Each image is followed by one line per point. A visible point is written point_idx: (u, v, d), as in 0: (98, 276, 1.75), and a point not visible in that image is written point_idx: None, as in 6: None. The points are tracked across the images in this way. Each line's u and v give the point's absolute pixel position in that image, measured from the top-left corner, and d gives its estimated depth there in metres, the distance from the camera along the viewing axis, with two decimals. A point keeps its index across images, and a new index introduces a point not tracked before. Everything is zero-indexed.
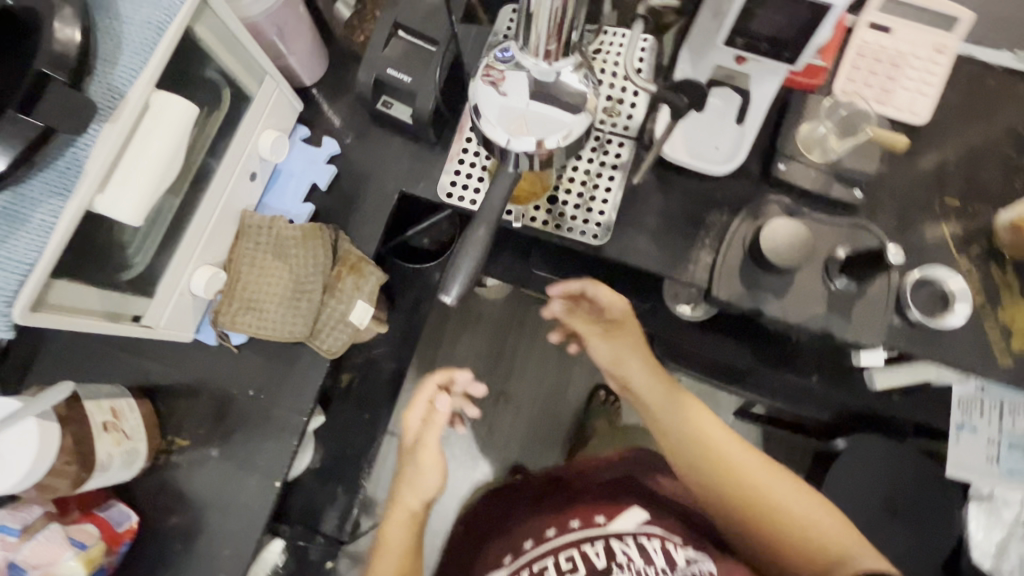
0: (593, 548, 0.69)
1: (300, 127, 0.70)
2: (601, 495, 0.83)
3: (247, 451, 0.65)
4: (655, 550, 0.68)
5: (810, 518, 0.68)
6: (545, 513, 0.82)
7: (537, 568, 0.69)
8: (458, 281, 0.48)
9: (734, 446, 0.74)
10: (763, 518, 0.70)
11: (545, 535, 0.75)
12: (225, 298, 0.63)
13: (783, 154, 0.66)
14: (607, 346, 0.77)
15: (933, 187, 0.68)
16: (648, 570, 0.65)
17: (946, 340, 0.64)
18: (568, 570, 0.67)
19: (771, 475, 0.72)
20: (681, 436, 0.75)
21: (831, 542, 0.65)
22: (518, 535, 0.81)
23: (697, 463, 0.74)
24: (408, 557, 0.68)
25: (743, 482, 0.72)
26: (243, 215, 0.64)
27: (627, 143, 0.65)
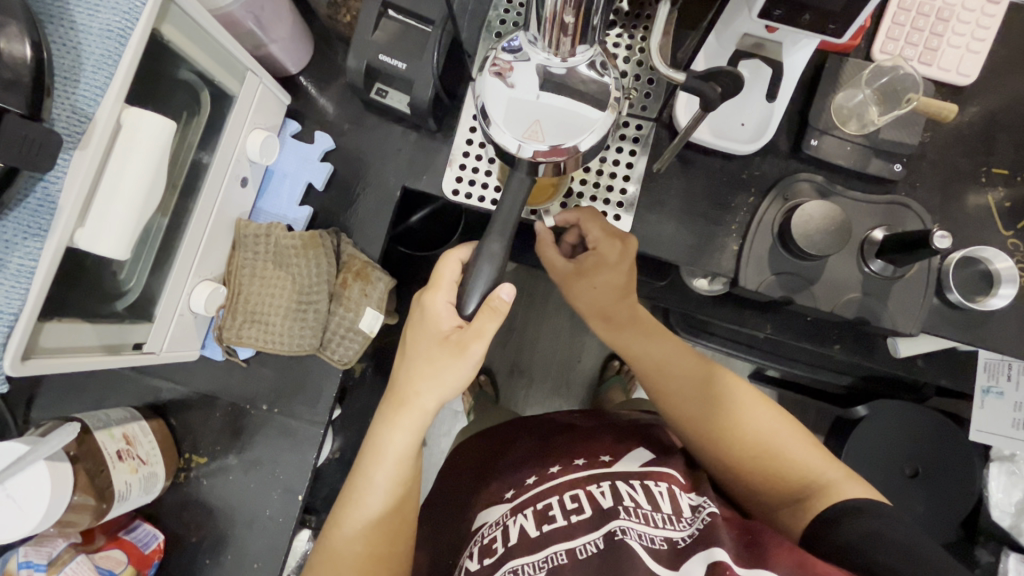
0: (600, 488, 0.58)
1: (290, 123, 0.65)
2: (592, 433, 0.72)
3: (266, 465, 0.64)
4: (662, 494, 0.57)
5: (789, 445, 0.59)
6: (521, 457, 0.71)
7: (539, 507, 0.58)
8: (473, 299, 0.50)
9: (722, 378, 0.63)
10: (748, 460, 0.59)
11: (523, 484, 0.64)
12: (228, 313, 0.60)
13: (815, 128, 0.60)
14: (585, 287, 0.64)
15: (979, 154, 0.62)
16: (658, 518, 0.54)
17: (988, 322, 0.60)
18: (573, 512, 0.56)
19: (760, 405, 0.61)
20: (680, 370, 0.64)
21: (810, 470, 0.56)
22: (489, 488, 0.67)
23: (688, 408, 0.62)
24: (407, 463, 0.56)
25: (734, 425, 0.59)
26: (238, 224, 0.61)
27: (646, 125, 0.61)
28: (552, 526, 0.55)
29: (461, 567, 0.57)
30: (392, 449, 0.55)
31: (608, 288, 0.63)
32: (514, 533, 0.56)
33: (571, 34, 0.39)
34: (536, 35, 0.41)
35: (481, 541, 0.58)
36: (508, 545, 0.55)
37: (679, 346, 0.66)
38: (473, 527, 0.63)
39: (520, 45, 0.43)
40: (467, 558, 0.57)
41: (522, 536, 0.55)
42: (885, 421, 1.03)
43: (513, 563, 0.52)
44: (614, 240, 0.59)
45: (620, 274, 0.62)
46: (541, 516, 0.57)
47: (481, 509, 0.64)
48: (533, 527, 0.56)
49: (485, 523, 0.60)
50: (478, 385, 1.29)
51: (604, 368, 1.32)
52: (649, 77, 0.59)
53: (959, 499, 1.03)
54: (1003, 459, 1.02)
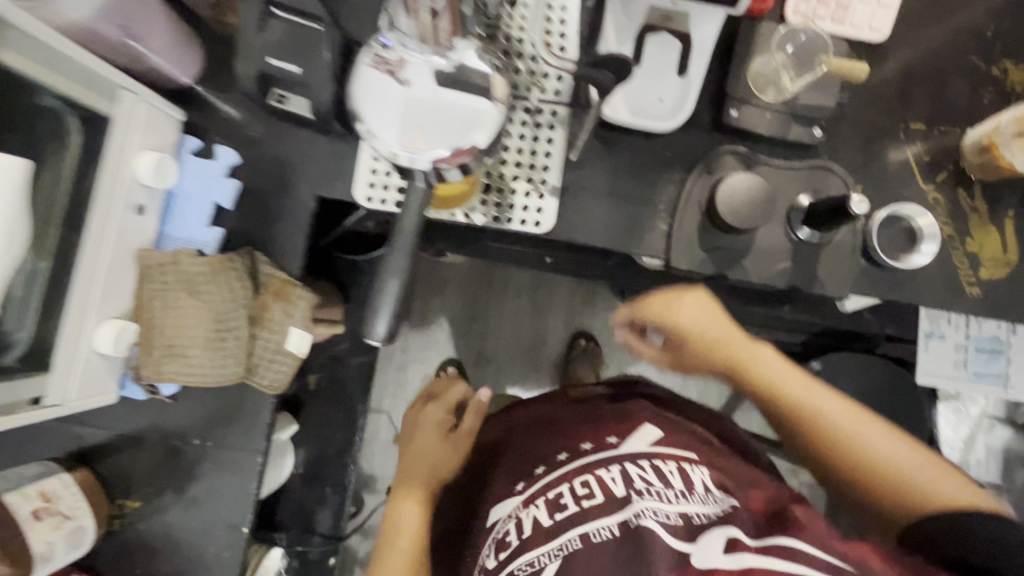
0: (609, 472, 0.55)
1: (189, 139, 0.61)
2: (593, 414, 0.68)
3: (207, 500, 0.61)
4: (672, 471, 0.55)
5: (913, 463, 0.56)
6: (525, 447, 0.67)
7: (550, 496, 0.55)
8: (383, 317, 0.42)
9: (814, 390, 0.60)
10: (863, 478, 0.57)
11: (534, 475, 0.60)
12: (142, 350, 0.56)
13: (733, 98, 0.59)
14: (690, 346, 0.64)
15: (897, 111, 0.61)
16: (670, 494, 0.53)
17: (915, 278, 0.60)
18: (585, 498, 0.53)
19: (856, 416, 0.59)
20: (788, 395, 0.60)
21: (935, 489, 0.54)
22: (500, 481, 0.65)
23: (818, 430, 0.59)
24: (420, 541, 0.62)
25: (852, 448, 0.58)
26: (139, 256, 0.56)
27: (560, 110, 0.58)
28: (566, 513, 0.53)
29: (482, 563, 0.56)
30: (403, 522, 0.64)
31: (709, 329, 0.62)
32: (528, 524, 0.54)
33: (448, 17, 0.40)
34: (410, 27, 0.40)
35: (496, 536, 0.57)
36: (522, 538, 0.53)
37: (768, 359, 0.62)
38: (489, 523, 0.60)
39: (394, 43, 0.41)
40: (486, 553, 0.57)
41: (536, 528, 0.53)
42: (839, 372, 1.05)
43: (531, 555, 0.51)
44: (713, 315, 0.62)
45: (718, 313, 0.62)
46: (553, 505, 0.54)
47: (494, 506, 0.62)
48: (546, 516, 0.53)
49: (499, 518, 0.58)
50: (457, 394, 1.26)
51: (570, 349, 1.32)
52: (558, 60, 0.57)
53: (910, 442, 1.06)
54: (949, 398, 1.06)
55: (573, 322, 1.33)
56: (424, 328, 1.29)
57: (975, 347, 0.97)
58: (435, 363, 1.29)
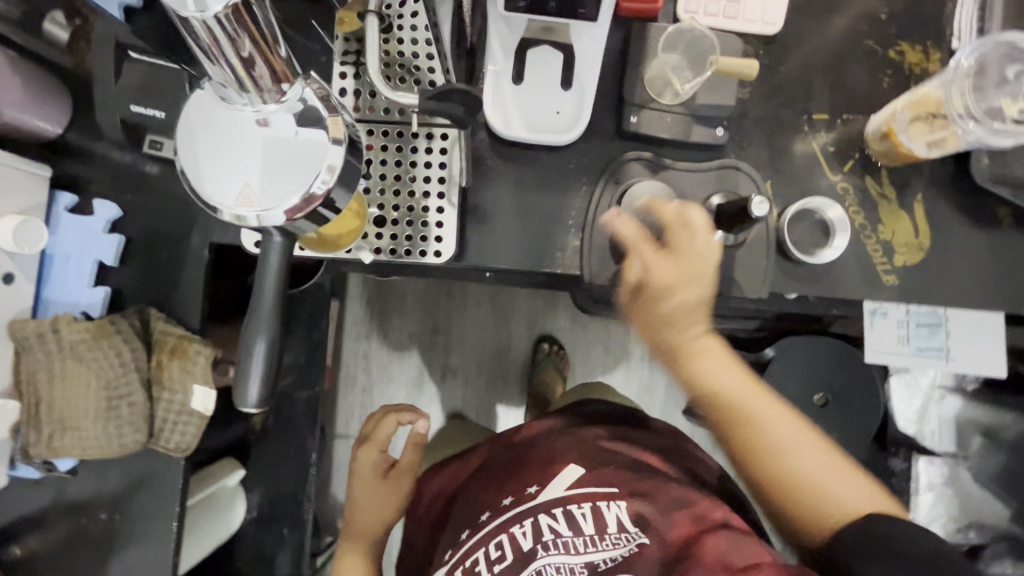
0: (520, 527, 0.54)
1: (62, 195, 0.56)
2: (524, 469, 0.60)
3: (122, 574, 0.58)
4: (584, 515, 0.54)
5: (830, 490, 0.54)
6: (470, 496, 0.62)
7: (466, 564, 0.54)
8: (253, 383, 0.40)
9: (768, 420, 0.57)
10: (795, 504, 0.55)
11: (458, 541, 0.58)
12: (30, 426, 0.53)
13: (631, 104, 0.57)
14: (650, 316, 0.57)
15: (799, 103, 0.60)
16: (580, 543, 0.52)
17: (832, 270, 0.59)
18: (496, 563, 0.52)
19: (796, 434, 0.56)
20: (743, 400, 0.57)
21: (840, 505, 0.54)
22: (445, 543, 0.61)
23: (753, 442, 0.57)
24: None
25: (782, 472, 0.56)
26: (11, 327, 0.52)
27: (448, 135, 0.56)
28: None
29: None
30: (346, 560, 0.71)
31: (693, 313, 0.56)
32: None
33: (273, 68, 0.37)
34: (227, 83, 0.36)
35: None
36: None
37: (721, 366, 0.58)
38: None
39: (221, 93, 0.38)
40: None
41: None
42: (792, 355, 1.06)
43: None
44: (682, 266, 0.54)
45: (703, 275, 0.55)
46: (467, 574, 0.53)
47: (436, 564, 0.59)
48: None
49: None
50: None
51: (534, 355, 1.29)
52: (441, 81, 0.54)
53: (867, 418, 1.07)
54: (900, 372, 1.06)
55: (531, 330, 1.30)
56: (379, 351, 1.26)
57: None
58: (393, 386, 1.26)
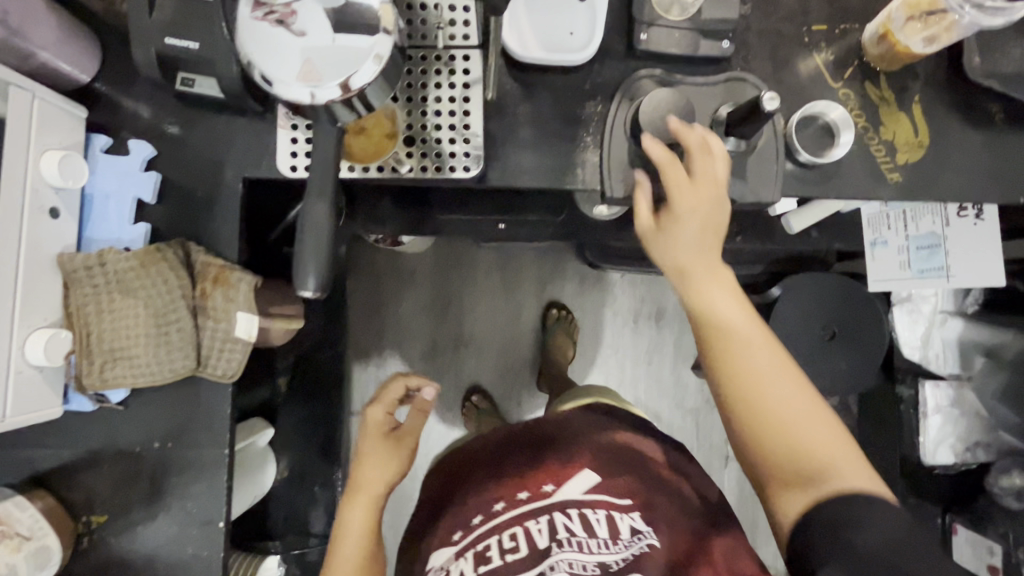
0: (536, 524, 0.61)
1: (97, 137, 0.58)
2: (537, 460, 0.68)
3: (179, 502, 0.59)
4: (598, 520, 0.61)
5: (816, 443, 0.56)
6: (482, 480, 0.69)
7: (479, 548, 0.61)
8: (310, 272, 0.42)
9: (751, 346, 0.58)
10: (772, 446, 0.56)
11: (469, 524, 0.64)
12: (81, 356, 0.55)
13: (642, 22, 0.60)
14: (669, 241, 0.59)
15: (799, 16, 0.63)
16: (593, 545, 0.59)
17: (839, 172, 0.62)
18: (508, 552, 0.59)
19: (790, 377, 0.58)
20: (738, 329, 0.58)
21: (809, 451, 0.56)
22: (447, 520, 0.67)
23: (741, 378, 0.57)
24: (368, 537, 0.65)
25: (768, 420, 0.56)
26: (60, 260, 0.54)
27: (472, 55, 0.58)
28: (489, 566, 0.59)
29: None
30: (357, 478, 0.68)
31: (704, 240, 0.58)
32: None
33: None
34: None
35: None
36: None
37: (722, 298, 0.59)
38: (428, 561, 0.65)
39: None
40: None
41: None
42: (800, 293, 1.08)
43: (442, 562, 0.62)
44: (700, 185, 0.56)
45: (714, 195, 0.57)
46: (479, 557, 0.60)
47: (434, 550, 0.65)
48: (471, 569, 0.59)
49: (434, 566, 0.62)
50: (474, 405, 1.24)
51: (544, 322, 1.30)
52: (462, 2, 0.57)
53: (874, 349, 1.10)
54: (903, 301, 1.10)
55: (542, 292, 1.31)
56: (392, 320, 1.27)
57: (916, 246, 0.96)
58: (409, 354, 1.27)
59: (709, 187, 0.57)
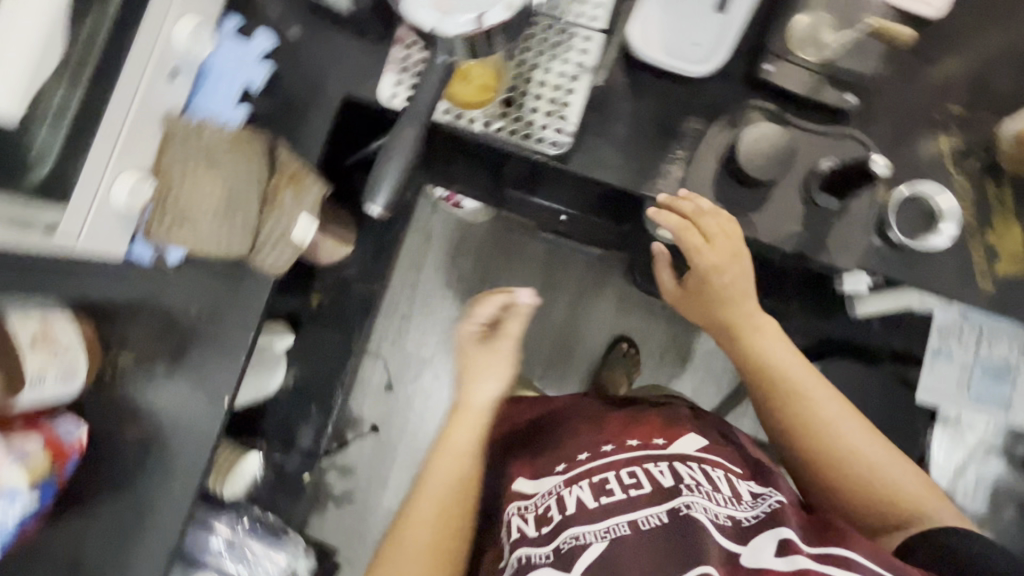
0: (656, 467, 0.59)
1: (230, 18, 0.62)
2: (630, 419, 0.69)
3: (197, 367, 0.63)
4: (720, 478, 0.59)
5: (884, 474, 0.62)
6: (556, 432, 0.70)
7: (596, 478, 0.58)
8: (384, 189, 0.44)
9: (812, 395, 0.64)
10: (836, 467, 0.63)
11: (575, 459, 0.62)
12: (156, 210, 0.58)
13: (771, 52, 0.58)
14: (695, 297, 0.71)
15: (936, 92, 0.60)
16: (719, 497, 0.57)
17: (927, 261, 0.59)
18: (631, 487, 0.57)
19: (852, 425, 0.63)
20: (798, 381, 0.65)
21: (908, 497, 0.61)
22: (537, 462, 0.66)
23: (809, 437, 0.64)
24: (466, 484, 0.63)
25: (834, 446, 0.63)
26: (166, 119, 0.59)
27: (595, 38, 0.58)
28: (611, 498, 0.56)
29: (511, 525, 0.58)
30: (451, 439, 0.65)
31: (739, 287, 0.66)
32: (571, 503, 0.56)
33: None
34: None
35: (535, 508, 0.58)
36: (566, 514, 0.55)
37: (777, 344, 0.66)
38: (518, 491, 0.63)
39: None
40: (518, 518, 0.59)
41: (580, 508, 0.55)
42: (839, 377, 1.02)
43: (574, 530, 0.53)
44: (716, 241, 0.60)
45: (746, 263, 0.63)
46: (598, 488, 0.57)
47: (520, 476, 0.64)
48: (590, 497, 0.56)
49: (537, 491, 0.60)
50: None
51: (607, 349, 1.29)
52: None
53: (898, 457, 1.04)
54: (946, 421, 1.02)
55: (578, 296, 1.30)
56: (429, 276, 1.29)
57: (981, 369, 0.93)
58: (436, 314, 1.29)
59: (744, 270, 0.64)
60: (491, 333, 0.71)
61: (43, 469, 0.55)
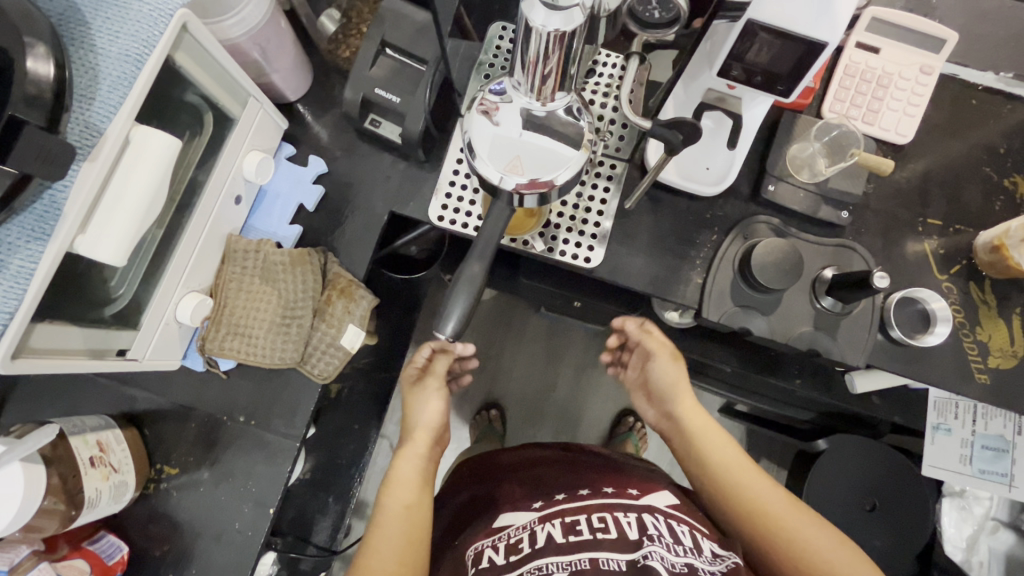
0: (626, 517, 0.57)
1: (285, 146, 0.69)
2: (611, 471, 0.69)
3: (238, 476, 0.64)
4: (684, 531, 0.56)
5: (832, 560, 0.56)
6: (534, 481, 0.69)
7: (567, 519, 0.57)
8: (453, 317, 0.50)
9: (753, 485, 0.62)
10: (781, 552, 0.58)
11: (553, 499, 0.63)
12: (212, 324, 0.61)
13: (772, 175, 0.66)
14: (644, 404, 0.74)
15: (916, 206, 0.68)
16: (680, 548, 0.53)
17: (925, 357, 0.65)
18: (600, 530, 0.55)
19: (795, 511, 0.59)
20: (730, 471, 0.63)
21: None
22: (513, 499, 0.66)
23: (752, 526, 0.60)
24: (413, 511, 0.58)
25: (780, 529, 0.58)
26: (229, 239, 0.63)
27: (619, 165, 0.66)
28: (578, 538, 0.55)
29: (480, 555, 0.57)
30: (399, 474, 0.61)
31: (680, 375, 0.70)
32: (541, 538, 0.56)
33: (552, 80, 0.44)
34: (518, 78, 0.45)
35: (506, 540, 0.58)
36: (536, 547, 0.55)
37: (715, 439, 0.65)
38: (492, 524, 0.62)
39: (505, 88, 0.47)
40: (489, 547, 0.58)
41: (549, 541, 0.55)
42: (850, 457, 1.04)
43: (540, 561, 0.53)
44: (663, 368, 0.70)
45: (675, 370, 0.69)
46: (568, 527, 0.56)
47: (505, 513, 0.63)
48: (559, 534, 0.55)
49: (510, 525, 0.60)
50: (487, 418, 1.25)
51: (614, 424, 1.28)
52: (623, 122, 0.65)
53: (914, 534, 1.03)
54: (954, 495, 1.05)
55: (584, 370, 1.31)
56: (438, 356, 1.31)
57: (981, 444, 0.93)
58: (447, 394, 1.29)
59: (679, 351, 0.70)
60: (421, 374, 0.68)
61: None
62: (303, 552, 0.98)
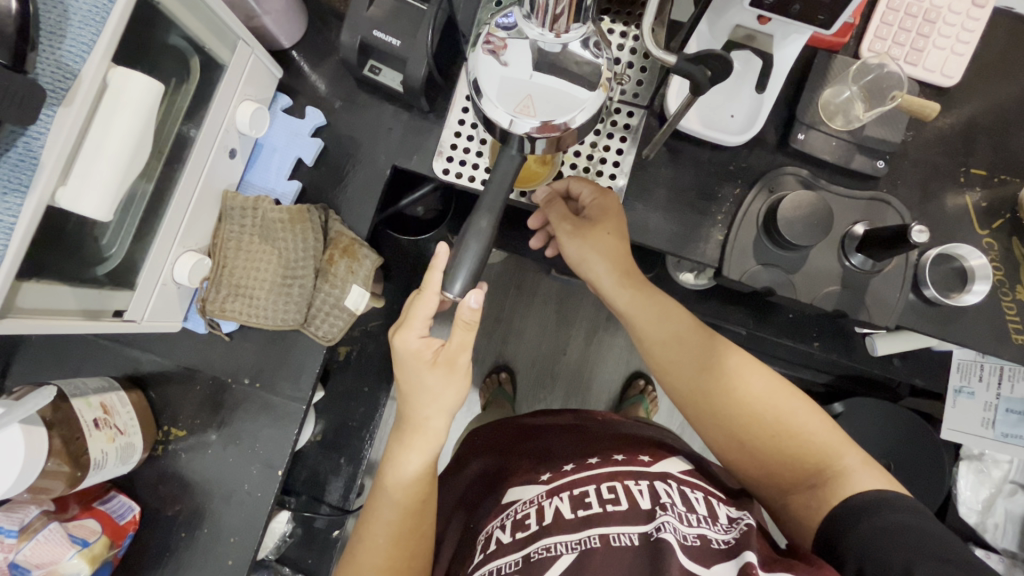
0: (637, 485, 0.55)
1: (281, 97, 0.65)
2: (619, 440, 0.67)
3: (246, 438, 0.63)
4: (698, 499, 0.55)
5: (801, 426, 0.55)
6: (541, 450, 0.68)
7: (576, 492, 0.56)
8: (461, 278, 0.48)
9: (723, 361, 0.59)
10: (749, 427, 0.57)
11: (562, 470, 0.61)
12: (212, 285, 0.59)
13: (802, 123, 0.61)
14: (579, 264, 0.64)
15: (959, 155, 0.63)
16: (693, 518, 0.52)
17: (957, 317, 0.62)
18: (609, 502, 0.54)
19: (773, 381, 0.57)
20: (691, 348, 0.61)
21: (829, 453, 0.54)
22: (522, 469, 0.65)
23: (720, 403, 0.58)
24: (416, 511, 0.57)
25: (751, 402, 0.57)
26: (224, 195, 0.60)
27: (637, 112, 0.61)
28: (589, 511, 0.53)
29: (489, 537, 0.56)
30: (402, 467, 0.57)
31: (607, 242, 0.61)
32: (549, 513, 0.54)
33: (568, 10, 0.39)
34: (531, 10, 0.40)
35: (513, 516, 0.57)
36: (543, 524, 0.53)
37: (678, 319, 0.62)
38: (503, 501, 0.61)
39: (514, 20, 0.42)
40: (498, 528, 0.56)
41: (558, 517, 0.53)
42: (868, 420, 1.02)
43: (548, 540, 0.51)
44: (580, 232, 0.61)
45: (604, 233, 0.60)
46: (577, 500, 0.55)
47: (513, 486, 0.62)
48: (568, 509, 0.54)
49: (519, 500, 0.58)
50: (498, 380, 1.24)
51: (626, 387, 1.27)
52: (643, 64, 0.60)
53: (927, 496, 1.01)
54: (972, 457, 1.03)
55: (595, 332, 1.29)
56: None
57: (1005, 407, 0.86)
58: None
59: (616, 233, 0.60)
60: (440, 353, 0.57)
61: (101, 552, 0.55)
62: (315, 511, 0.99)
